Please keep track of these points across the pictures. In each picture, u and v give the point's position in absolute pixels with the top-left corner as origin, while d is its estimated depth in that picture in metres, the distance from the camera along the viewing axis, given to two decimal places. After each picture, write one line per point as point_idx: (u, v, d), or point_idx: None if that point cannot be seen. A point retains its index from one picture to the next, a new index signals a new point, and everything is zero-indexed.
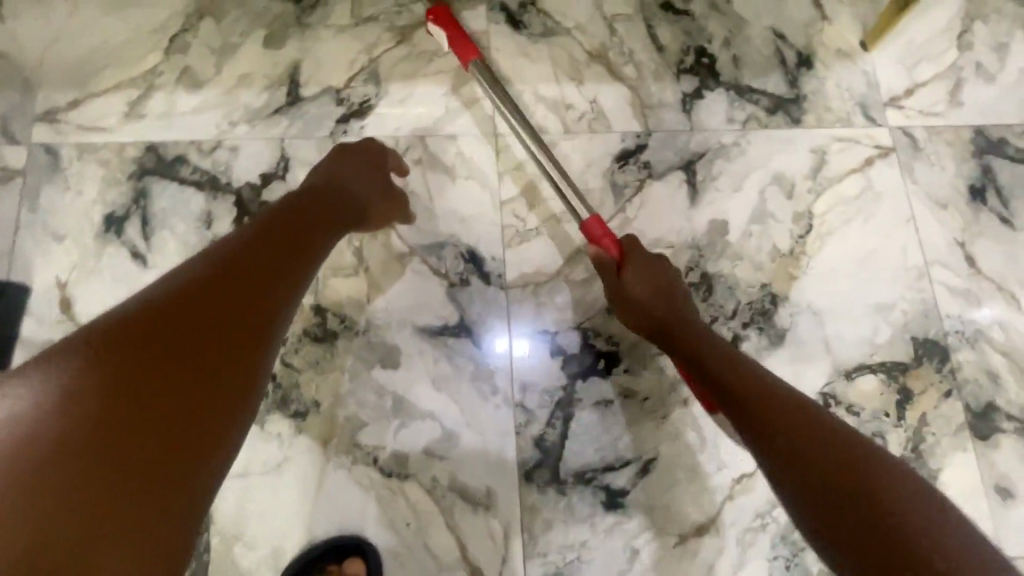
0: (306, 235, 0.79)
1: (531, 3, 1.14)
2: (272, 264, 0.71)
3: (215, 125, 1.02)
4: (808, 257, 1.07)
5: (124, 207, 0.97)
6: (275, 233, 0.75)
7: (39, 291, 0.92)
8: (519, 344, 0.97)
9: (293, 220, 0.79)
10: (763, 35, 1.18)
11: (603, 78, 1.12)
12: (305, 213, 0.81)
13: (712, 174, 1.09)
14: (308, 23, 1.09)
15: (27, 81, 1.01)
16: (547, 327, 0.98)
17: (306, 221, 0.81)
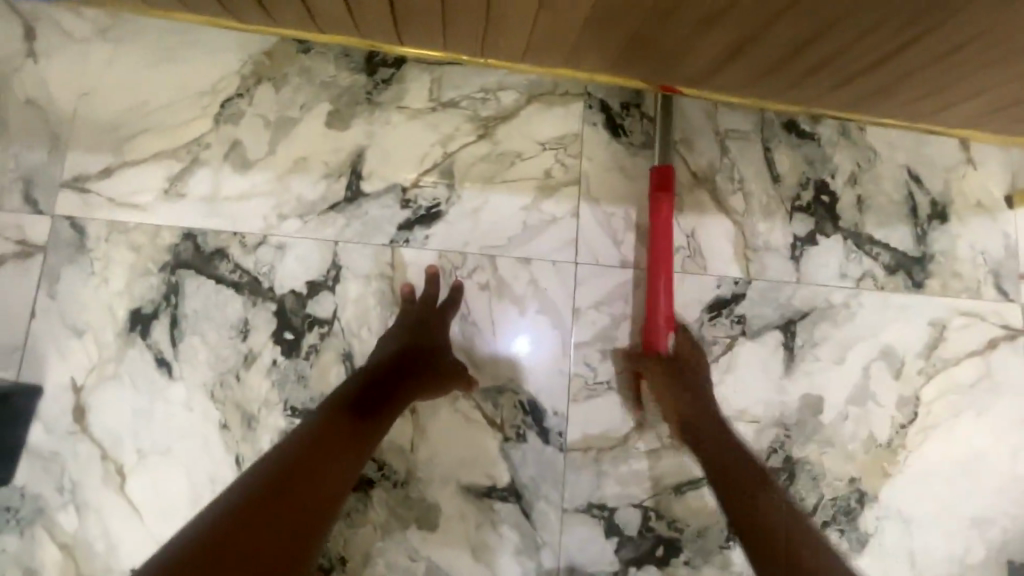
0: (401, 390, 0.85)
1: (636, 104, 0.98)
2: (342, 449, 0.80)
3: (263, 217, 0.90)
4: (906, 452, 0.94)
5: (153, 304, 0.86)
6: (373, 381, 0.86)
7: (53, 394, 0.83)
8: (522, 350, 0.91)
9: (391, 366, 0.87)
10: (895, 175, 1.01)
11: (706, 208, 0.97)
12: (401, 357, 0.87)
13: (814, 339, 0.95)
14: (379, 102, 0.94)
15: (57, 138, 0.89)
16: (541, 359, 0.91)
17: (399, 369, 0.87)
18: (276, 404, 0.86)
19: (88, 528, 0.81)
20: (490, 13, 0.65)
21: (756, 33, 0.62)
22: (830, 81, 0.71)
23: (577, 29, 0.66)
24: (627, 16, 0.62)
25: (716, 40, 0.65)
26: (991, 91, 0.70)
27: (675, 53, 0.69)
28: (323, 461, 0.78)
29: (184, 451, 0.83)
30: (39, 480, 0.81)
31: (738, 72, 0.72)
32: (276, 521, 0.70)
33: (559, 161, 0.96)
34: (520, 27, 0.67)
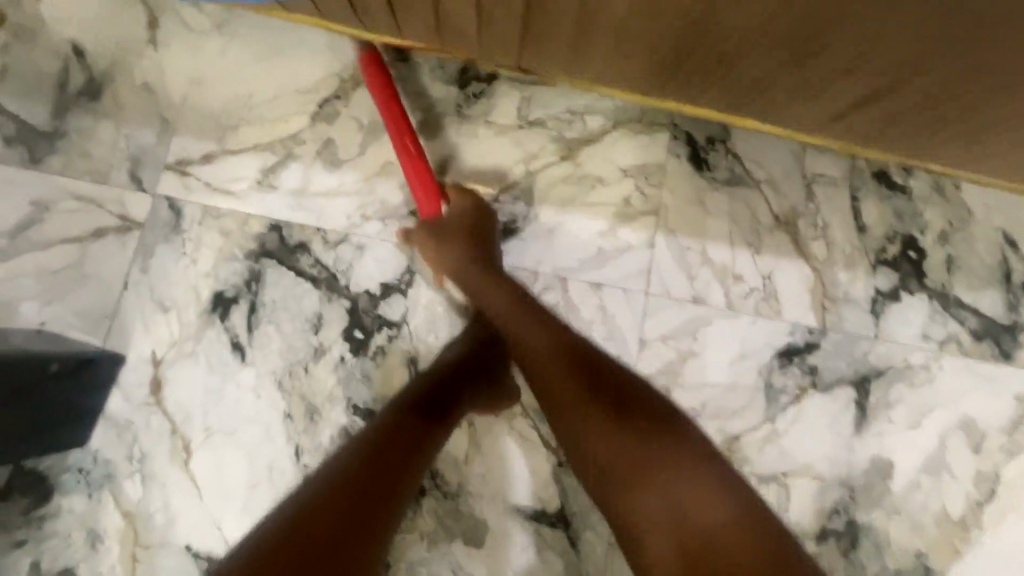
0: (469, 388, 0.78)
1: (722, 139, 0.97)
2: (417, 438, 0.69)
3: (347, 216, 0.92)
4: (980, 531, 0.89)
5: (234, 289, 0.89)
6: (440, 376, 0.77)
7: (134, 365, 0.87)
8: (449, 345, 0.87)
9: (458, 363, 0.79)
10: (990, 237, 0.96)
11: (785, 252, 0.95)
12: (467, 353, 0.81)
13: (889, 400, 0.91)
14: (468, 115, 0.96)
15: (166, 122, 0.94)
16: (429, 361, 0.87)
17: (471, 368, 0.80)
18: (340, 400, 0.87)
19: (151, 498, 0.83)
20: (616, 43, 0.66)
21: (889, 83, 0.61)
22: (949, 135, 0.68)
23: (700, 64, 0.66)
24: (759, 56, 0.62)
25: (846, 86, 0.64)
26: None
27: (796, 94, 0.68)
28: (400, 445, 0.66)
29: (247, 435, 0.86)
30: (111, 446, 0.84)
31: (856, 121, 0.70)
32: (354, 513, 0.57)
33: (639, 189, 0.95)
34: (642, 57, 0.67)
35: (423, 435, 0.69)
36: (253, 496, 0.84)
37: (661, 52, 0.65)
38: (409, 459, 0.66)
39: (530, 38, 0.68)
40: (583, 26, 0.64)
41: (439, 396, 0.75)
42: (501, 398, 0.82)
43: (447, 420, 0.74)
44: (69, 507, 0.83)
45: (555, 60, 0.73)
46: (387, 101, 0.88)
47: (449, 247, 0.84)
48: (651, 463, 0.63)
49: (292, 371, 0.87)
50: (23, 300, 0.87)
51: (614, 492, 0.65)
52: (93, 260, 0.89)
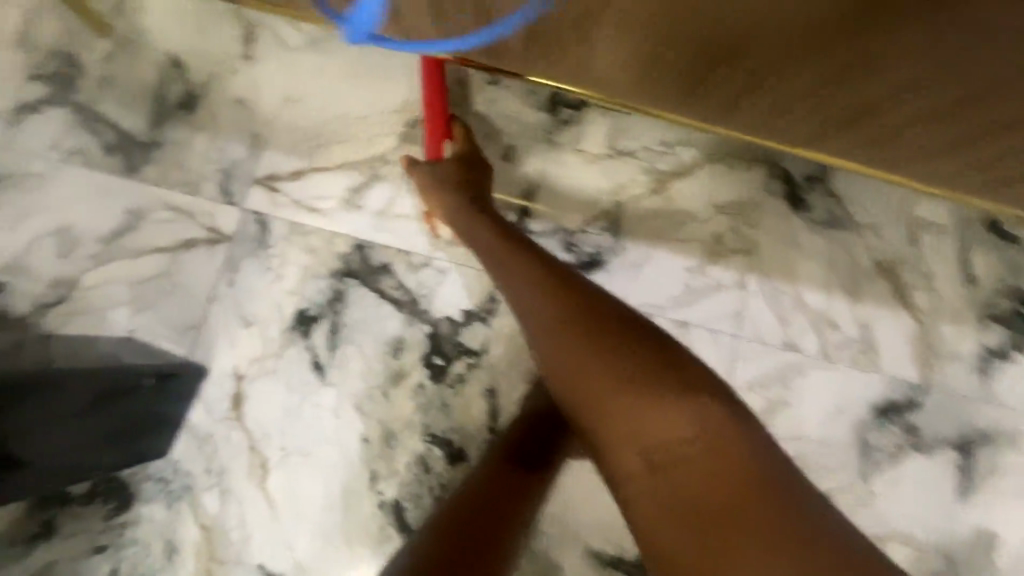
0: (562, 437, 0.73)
1: (822, 178, 0.92)
2: (517, 489, 0.68)
3: (431, 239, 0.91)
4: None
5: (317, 307, 0.89)
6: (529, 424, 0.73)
7: (216, 378, 0.87)
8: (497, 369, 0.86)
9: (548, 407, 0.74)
10: None
11: (886, 301, 0.89)
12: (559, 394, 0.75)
13: (996, 467, 0.85)
14: (557, 143, 0.94)
15: (258, 137, 0.94)
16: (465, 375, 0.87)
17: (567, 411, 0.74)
18: (416, 427, 0.86)
19: (227, 513, 0.84)
20: (780, 100, 0.61)
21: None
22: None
23: (865, 126, 0.61)
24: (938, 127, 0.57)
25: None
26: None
27: (963, 162, 0.62)
28: (499, 497, 0.66)
29: (323, 456, 0.85)
30: (192, 458, 0.85)
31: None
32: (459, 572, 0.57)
33: (732, 227, 0.91)
34: (801, 115, 0.63)
35: (523, 486, 0.69)
36: (327, 519, 0.84)
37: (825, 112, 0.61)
38: (508, 509, 0.66)
39: (681, 88, 0.64)
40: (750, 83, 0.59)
41: (530, 447, 0.71)
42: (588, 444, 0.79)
43: (541, 475, 0.71)
44: (149, 516, 0.84)
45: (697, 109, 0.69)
46: (432, 99, 0.80)
47: (442, 180, 0.80)
48: (636, 399, 0.56)
49: (370, 395, 0.86)
50: (113, 307, 0.89)
51: (591, 429, 0.58)
52: (182, 271, 0.90)
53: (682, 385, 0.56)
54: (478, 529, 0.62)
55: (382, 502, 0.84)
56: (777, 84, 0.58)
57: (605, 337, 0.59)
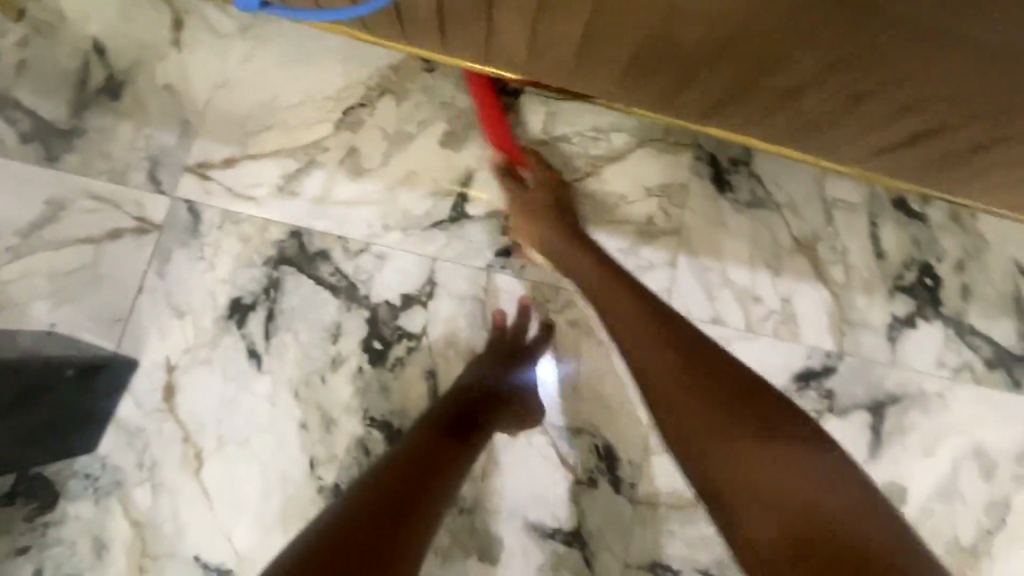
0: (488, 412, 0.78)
1: (745, 161, 0.97)
2: (449, 458, 0.69)
3: (368, 225, 0.91)
4: (989, 558, 0.90)
5: (252, 295, 0.88)
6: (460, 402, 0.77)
7: (146, 370, 0.85)
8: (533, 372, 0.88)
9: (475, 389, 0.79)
10: (1004, 268, 0.97)
11: (804, 276, 0.95)
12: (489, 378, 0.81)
13: (903, 426, 0.92)
14: (493, 128, 0.95)
15: (188, 124, 0.92)
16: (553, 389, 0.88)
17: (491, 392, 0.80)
18: (356, 412, 0.86)
19: (159, 506, 0.82)
20: (675, 78, 0.63)
21: (948, 127, 0.60)
22: (1000, 176, 0.67)
23: (753, 103, 0.65)
24: (819, 95, 0.60)
25: (902, 128, 0.62)
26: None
27: (844, 136, 0.66)
28: (429, 465, 0.66)
29: (261, 445, 0.84)
30: (121, 452, 0.83)
31: (905, 159, 0.69)
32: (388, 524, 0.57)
33: (662, 208, 0.95)
34: (697, 94, 0.65)
35: (454, 455, 0.70)
36: (266, 507, 0.83)
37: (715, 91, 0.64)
38: (438, 478, 0.65)
39: (586, 68, 0.66)
40: (644, 61, 0.61)
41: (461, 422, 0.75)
42: (520, 419, 0.83)
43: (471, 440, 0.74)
44: (75, 514, 0.81)
45: (601, 92, 0.70)
46: (488, 105, 0.91)
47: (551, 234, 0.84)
48: (738, 414, 0.61)
49: (308, 381, 0.86)
50: (33, 300, 0.86)
51: (705, 465, 0.61)
52: (108, 262, 0.88)
53: (757, 424, 0.61)
54: (408, 501, 0.60)
55: (322, 487, 0.84)
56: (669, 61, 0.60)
57: (729, 387, 0.64)
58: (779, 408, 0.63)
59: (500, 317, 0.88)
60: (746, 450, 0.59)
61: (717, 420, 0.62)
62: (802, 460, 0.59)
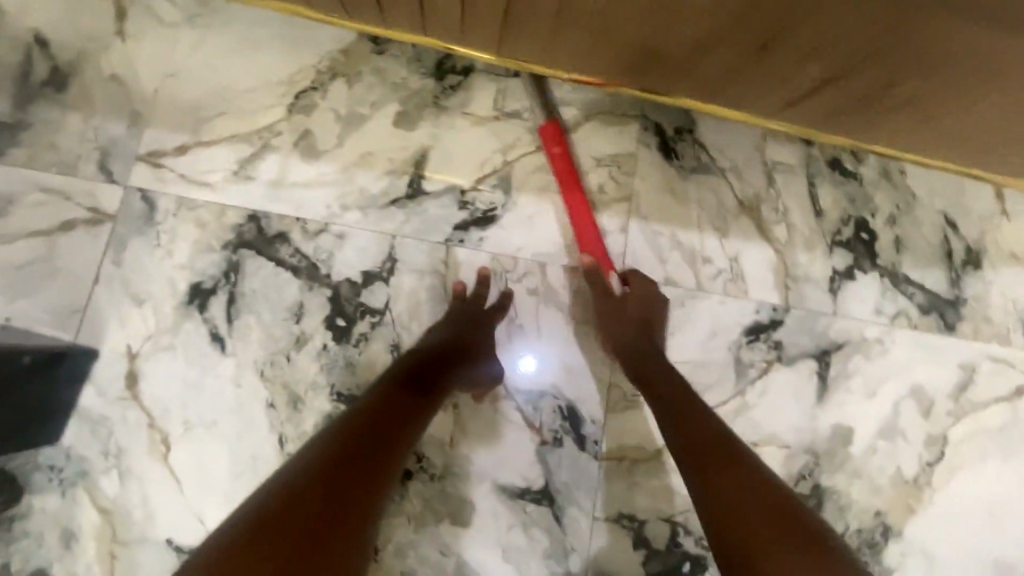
0: (452, 372, 0.80)
1: (689, 129, 1.01)
2: (408, 417, 0.70)
3: (326, 206, 0.93)
4: (931, 489, 0.96)
5: (212, 279, 0.89)
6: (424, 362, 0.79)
7: (107, 359, 0.85)
8: (527, 357, 0.92)
9: (439, 349, 0.81)
10: (932, 220, 1.04)
11: (749, 235, 1.00)
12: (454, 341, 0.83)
13: (847, 371, 0.97)
14: (445, 106, 0.97)
15: (137, 113, 0.92)
16: (553, 361, 0.92)
17: (455, 354, 0.82)
18: (323, 388, 0.87)
19: (128, 493, 0.82)
20: (594, 32, 0.66)
21: (844, 73, 0.63)
22: (907, 122, 0.71)
23: (670, 58, 0.68)
24: (726, 46, 0.63)
25: (808, 77, 0.66)
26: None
27: (759, 87, 0.70)
28: (389, 421, 0.68)
29: (228, 426, 0.85)
30: (86, 442, 0.82)
31: (819, 109, 0.72)
32: (354, 473, 0.59)
33: (612, 177, 0.99)
34: (620, 48, 0.68)
35: (415, 411, 0.72)
36: (237, 487, 0.84)
37: (631, 50, 0.68)
38: (398, 432, 0.67)
39: (508, 24, 0.68)
40: (559, 22, 0.65)
41: (424, 380, 0.76)
42: (482, 380, 0.85)
43: (433, 398, 0.76)
44: (41, 507, 0.81)
45: (528, 50, 0.73)
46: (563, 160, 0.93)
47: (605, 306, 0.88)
48: (765, 506, 0.60)
49: (273, 361, 0.87)
50: None
51: (696, 474, 0.67)
52: (61, 254, 0.87)
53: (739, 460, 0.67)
54: (367, 453, 0.62)
55: None
56: (585, 16, 0.63)
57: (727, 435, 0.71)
58: (804, 513, 0.61)
59: (460, 289, 0.88)
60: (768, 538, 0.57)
61: (742, 509, 0.61)
62: (835, 560, 0.54)
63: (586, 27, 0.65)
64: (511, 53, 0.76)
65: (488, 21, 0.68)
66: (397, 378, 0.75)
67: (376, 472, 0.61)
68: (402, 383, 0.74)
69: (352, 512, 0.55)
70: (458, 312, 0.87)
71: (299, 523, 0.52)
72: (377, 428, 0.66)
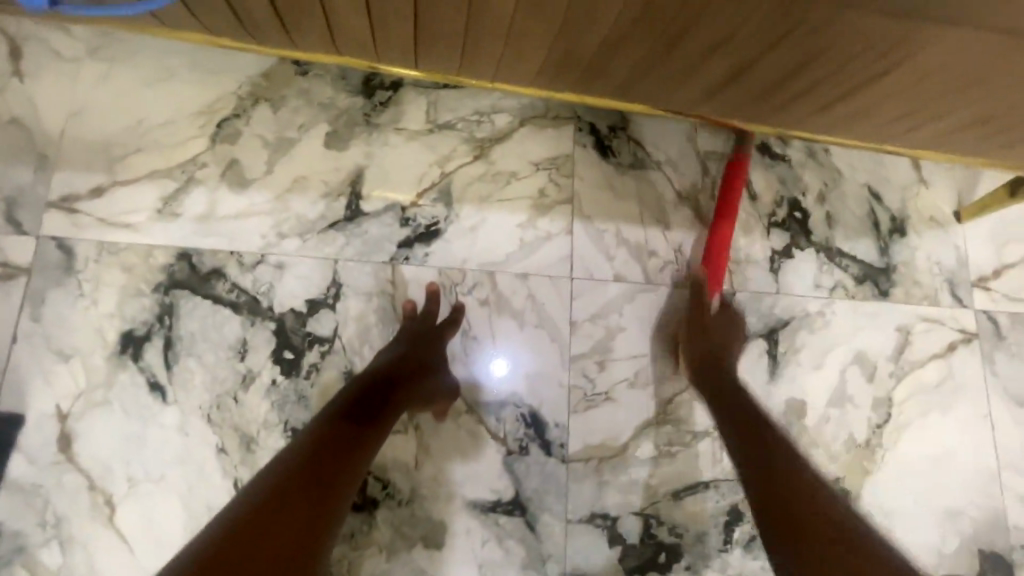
0: (408, 386, 0.79)
1: (623, 126, 1.03)
2: (360, 438, 0.70)
3: (261, 236, 0.89)
4: (883, 450, 1.01)
5: (145, 325, 0.84)
6: (381, 375, 0.78)
7: (35, 423, 0.79)
8: (500, 364, 0.92)
9: (395, 363, 0.80)
10: (858, 193, 1.09)
11: (691, 225, 1.02)
12: (409, 356, 0.82)
13: (795, 346, 1.01)
14: (377, 124, 0.95)
15: (44, 157, 0.87)
16: (524, 366, 0.92)
17: (410, 367, 0.81)
18: (276, 426, 0.84)
19: (73, 562, 0.77)
20: (506, 36, 0.65)
21: (754, 60, 0.64)
22: (821, 107, 0.72)
23: (582, 59, 0.68)
24: (634, 44, 0.64)
25: (715, 70, 0.67)
26: (1006, 114, 0.70)
27: (670, 83, 0.71)
28: (334, 453, 0.66)
29: (177, 478, 0.81)
30: (19, 514, 0.77)
31: (731, 101, 0.74)
32: (298, 503, 0.60)
33: (552, 180, 0.99)
34: (538, 52, 0.67)
35: (364, 436, 0.71)
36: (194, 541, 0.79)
37: (547, 55, 0.68)
38: (351, 452, 0.68)
39: (423, 36, 0.66)
40: (472, 27, 0.64)
41: (380, 395, 0.76)
42: (437, 395, 0.85)
43: (388, 414, 0.75)
44: None
45: (447, 61, 0.72)
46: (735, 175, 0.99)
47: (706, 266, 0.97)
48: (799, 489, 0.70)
49: (220, 404, 0.83)
50: None
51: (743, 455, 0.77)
52: None
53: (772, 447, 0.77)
54: (316, 482, 0.62)
55: None
56: (496, 19, 0.61)
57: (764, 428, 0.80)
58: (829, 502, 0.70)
59: (410, 307, 0.87)
60: (804, 513, 0.68)
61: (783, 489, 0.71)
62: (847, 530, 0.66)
63: (499, 32, 0.64)
64: (432, 67, 0.74)
65: (401, 33, 0.66)
66: (352, 397, 0.74)
67: (325, 499, 0.62)
68: (359, 402, 0.74)
69: (297, 544, 0.57)
70: (408, 329, 0.86)
71: (233, 563, 0.53)
72: (327, 453, 0.66)
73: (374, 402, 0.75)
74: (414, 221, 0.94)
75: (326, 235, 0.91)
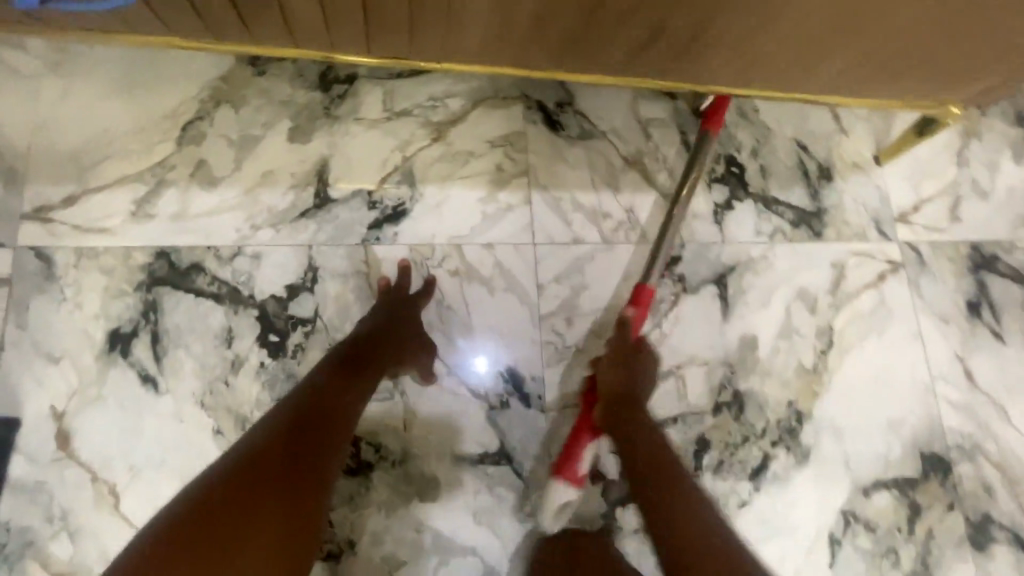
0: (398, 342, 0.88)
1: (568, 102, 1.11)
2: (356, 385, 0.79)
3: (236, 229, 0.94)
4: (829, 374, 1.11)
5: (131, 322, 0.88)
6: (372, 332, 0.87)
7: (32, 424, 0.82)
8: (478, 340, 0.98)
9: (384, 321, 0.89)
10: (787, 146, 1.20)
11: (639, 186, 1.10)
12: (396, 316, 0.90)
13: (742, 288, 1.11)
14: (336, 116, 1.01)
15: (14, 171, 0.90)
16: (499, 335, 0.99)
17: (396, 325, 0.89)
18: (268, 405, 0.89)
19: (83, 551, 0.80)
20: (443, 12, 0.71)
21: (666, 16, 0.73)
22: (735, 57, 0.81)
23: (516, 31, 0.75)
24: (558, 11, 0.71)
25: (634, 29, 0.75)
26: (891, 49, 0.79)
27: (599, 46, 0.79)
28: (324, 405, 0.74)
29: (177, 462, 0.84)
30: (26, 511, 0.80)
31: (656, 59, 0.82)
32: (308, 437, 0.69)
33: (507, 156, 1.06)
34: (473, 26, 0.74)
35: (348, 395, 0.77)
36: None
37: (484, 30, 0.74)
38: (349, 396, 0.77)
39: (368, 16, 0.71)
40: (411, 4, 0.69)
41: (372, 347, 0.84)
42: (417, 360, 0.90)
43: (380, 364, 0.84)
44: None
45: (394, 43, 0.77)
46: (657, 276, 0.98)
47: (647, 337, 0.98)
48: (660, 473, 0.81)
49: (211, 389, 0.87)
50: None
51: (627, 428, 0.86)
52: None
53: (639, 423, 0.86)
54: (320, 421, 0.71)
55: None
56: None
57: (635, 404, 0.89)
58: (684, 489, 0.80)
59: (384, 282, 0.93)
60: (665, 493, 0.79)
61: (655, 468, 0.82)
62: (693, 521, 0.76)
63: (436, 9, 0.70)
64: (381, 51, 0.79)
65: (347, 16, 0.71)
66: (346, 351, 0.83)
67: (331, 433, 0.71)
68: (353, 354, 0.82)
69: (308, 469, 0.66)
70: (386, 298, 0.92)
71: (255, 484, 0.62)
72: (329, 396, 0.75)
73: (367, 353, 0.83)
74: (381, 203, 1.00)
75: (298, 224, 0.96)
